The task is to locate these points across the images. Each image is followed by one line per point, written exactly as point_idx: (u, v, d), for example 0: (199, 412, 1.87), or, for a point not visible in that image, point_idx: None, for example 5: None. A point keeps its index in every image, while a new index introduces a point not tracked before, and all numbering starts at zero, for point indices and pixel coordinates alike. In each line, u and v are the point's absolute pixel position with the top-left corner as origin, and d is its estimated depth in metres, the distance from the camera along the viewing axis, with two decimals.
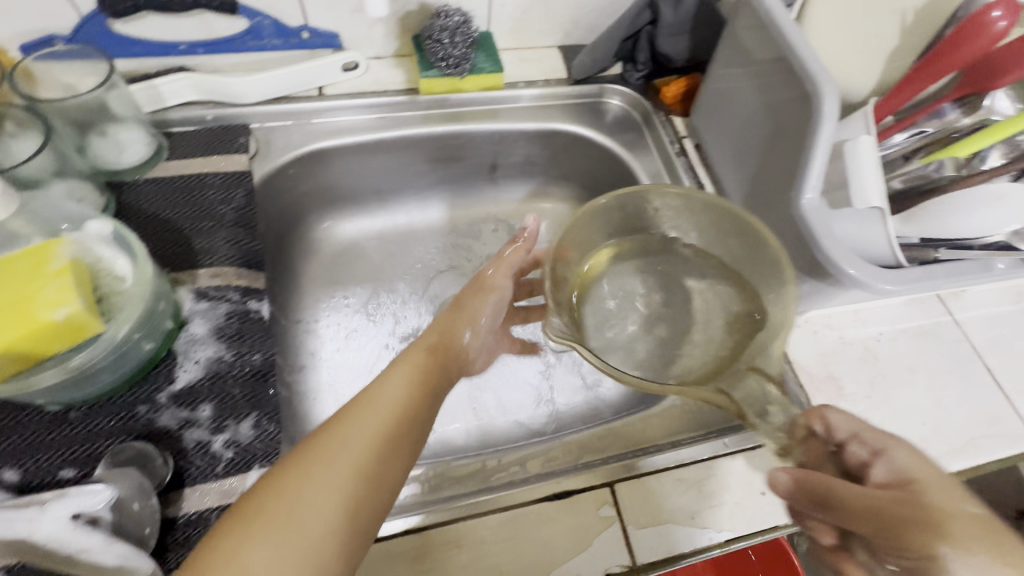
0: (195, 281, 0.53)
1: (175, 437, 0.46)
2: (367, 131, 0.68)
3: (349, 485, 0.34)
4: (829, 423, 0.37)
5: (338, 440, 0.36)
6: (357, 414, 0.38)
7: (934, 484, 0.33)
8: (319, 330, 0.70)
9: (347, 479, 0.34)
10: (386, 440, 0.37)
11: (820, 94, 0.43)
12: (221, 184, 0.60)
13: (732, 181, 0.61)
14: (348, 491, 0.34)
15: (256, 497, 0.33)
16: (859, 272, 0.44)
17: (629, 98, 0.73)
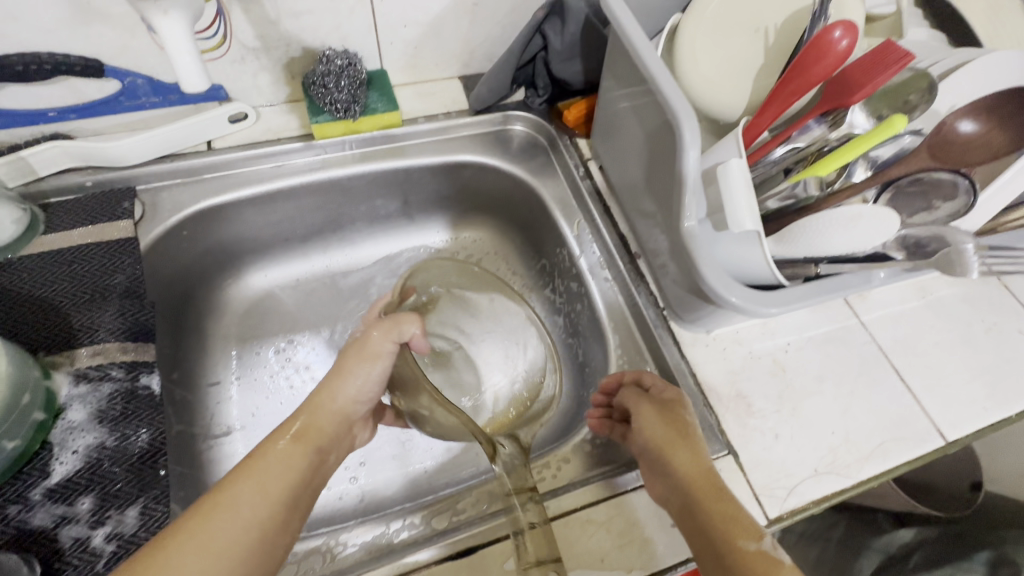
0: (74, 362, 0.51)
1: (50, 537, 0.43)
2: (263, 182, 0.66)
3: (259, 519, 0.39)
4: (646, 378, 0.53)
5: (251, 478, 0.41)
6: (269, 456, 0.43)
7: (690, 412, 0.49)
8: (231, 392, 0.67)
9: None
10: (236, 551, 0.38)
11: (682, 125, 0.43)
12: (104, 253, 0.57)
13: (634, 204, 0.61)
14: (257, 524, 0.39)
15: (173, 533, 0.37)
16: (741, 298, 0.44)
17: (532, 124, 0.73)
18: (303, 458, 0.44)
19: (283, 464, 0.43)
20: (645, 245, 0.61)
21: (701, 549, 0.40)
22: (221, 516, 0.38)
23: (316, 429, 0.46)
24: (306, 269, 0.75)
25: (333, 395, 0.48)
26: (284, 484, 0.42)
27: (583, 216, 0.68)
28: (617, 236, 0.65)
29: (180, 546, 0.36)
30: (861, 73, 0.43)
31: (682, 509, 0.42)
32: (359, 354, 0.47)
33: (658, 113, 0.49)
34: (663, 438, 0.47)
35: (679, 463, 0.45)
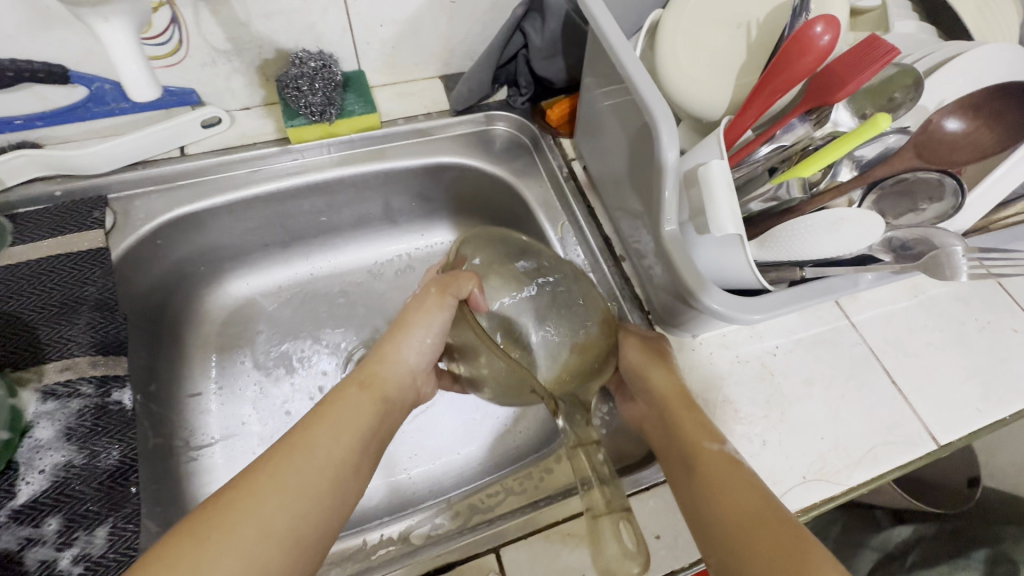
0: (42, 378, 0.50)
1: (15, 559, 0.42)
2: (239, 187, 0.64)
3: (331, 463, 0.39)
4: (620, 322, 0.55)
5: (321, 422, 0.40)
6: (339, 403, 0.42)
7: (661, 344, 0.51)
8: (211, 402, 0.66)
9: (252, 558, 0.33)
10: (312, 492, 0.37)
11: (660, 127, 0.42)
12: (74, 264, 0.55)
13: (617, 205, 0.59)
14: (330, 466, 0.39)
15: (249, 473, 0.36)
16: (724, 304, 0.43)
17: (515, 123, 0.71)
18: (374, 404, 0.44)
19: (355, 408, 0.42)
20: (629, 248, 0.59)
21: (668, 452, 0.45)
22: (299, 453, 0.38)
23: (384, 379, 0.45)
24: (289, 275, 0.74)
25: (400, 347, 0.47)
26: (356, 427, 0.41)
27: (566, 219, 0.66)
28: (602, 239, 0.63)
29: (260, 477, 0.36)
30: (845, 70, 0.41)
31: (657, 423, 0.47)
32: (422, 309, 0.46)
33: (637, 115, 0.47)
34: (638, 362, 0.50)
35: (654, 383, 0.49)
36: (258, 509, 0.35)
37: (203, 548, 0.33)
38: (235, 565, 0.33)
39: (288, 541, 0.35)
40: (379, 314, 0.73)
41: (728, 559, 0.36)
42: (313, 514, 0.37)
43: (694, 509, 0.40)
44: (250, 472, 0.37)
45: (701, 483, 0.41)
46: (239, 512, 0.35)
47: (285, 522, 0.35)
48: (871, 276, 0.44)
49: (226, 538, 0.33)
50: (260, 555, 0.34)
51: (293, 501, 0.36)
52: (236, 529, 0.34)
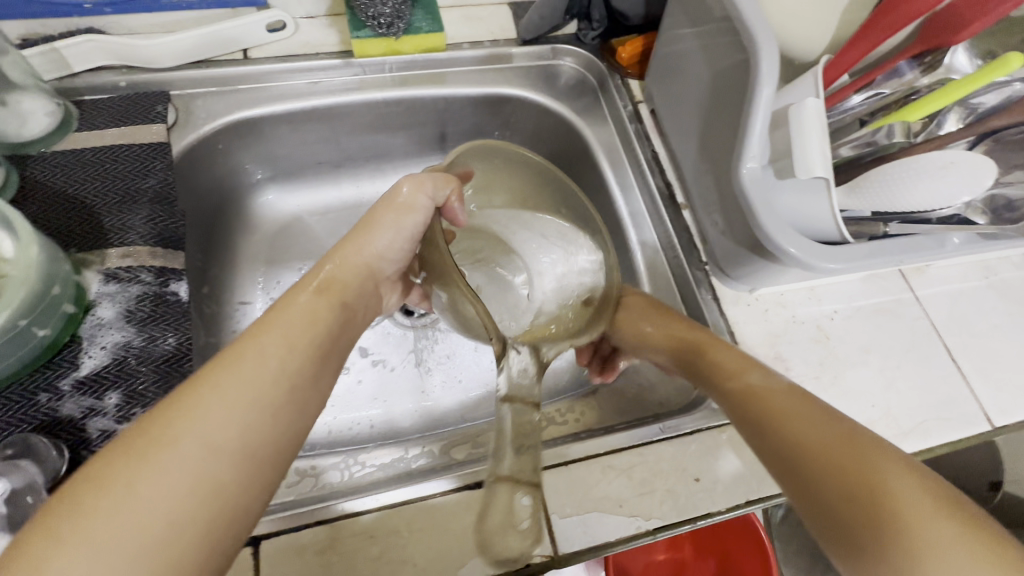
0: (104, 262, 0.50)
1: (78, 426, 0.44)
2: (299, 98, 0.63)
3: (276, 374, 0.36)
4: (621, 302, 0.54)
5: (263, 332, 0.37)
6: (284, 313, 0.39)
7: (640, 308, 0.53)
8: (254, 310, 0.66)
9: (204, 475, 0.30)
10: (258, 403, 0.34)
11: (762, 55, 0.40)
12: (136, 156, 0.56)
13: (685, 152, 0.57)
14: (276, 379, 0.36)
15: (183, 386, 0.33)
16: (800, 250, 0.41)
17: (582, 60, 0.68)
18: (327, 310, 0.41)
19: (309, 316, 0.40)
20: (693, 195, 0.57)
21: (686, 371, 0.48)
22: (246, 364, 0.35)
23: (341, 282, 0.44)
24: (335, 197, 0.73)
25: (361, 248, 0.47)
26: (307, 337, 0.39)
27: (627, 162, 0.63)
28: (664, 184, 0.60)
29: (204, 391, 0.33)
30: (972, 8, 0.39)
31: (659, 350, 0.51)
32: (393, 208, 0.47)
33: (730, 52, 0.44)
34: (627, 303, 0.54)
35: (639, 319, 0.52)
36: (205, 424, 0.32)
37: (142, 464, 0.29)
38: (182, 479, 0.30)
39: (243, 451, 0.32)
40: None
41: (773, 447, 0.38)
42: (265, 426, 0.34)
43: (728, 413, 0.43)
44: (191, 387, 0.33)
45: (729, 394, 0.43)
46: (182, 423, 0.31)
47: (232, 436, 0.32)
48: (961, 237, 0.42)
49: (168, 453, 0.30)
50: (213, 471, 0.31)
51: (247, 416, 0.33)
52: (175, 445, 0.30)
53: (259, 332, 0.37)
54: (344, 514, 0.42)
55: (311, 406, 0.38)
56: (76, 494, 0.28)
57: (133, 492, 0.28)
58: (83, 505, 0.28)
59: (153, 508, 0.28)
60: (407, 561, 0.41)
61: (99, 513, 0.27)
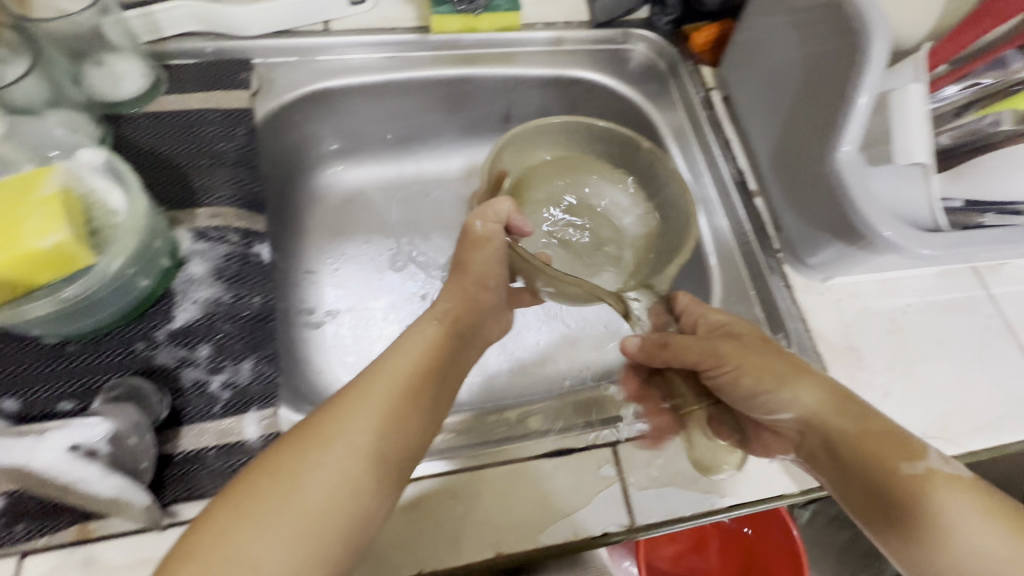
0: (194, 221, 0.52)
1: (173, 375, 0.46)
2: (375, 72, 0.64)
3: (406, 392, 0.40)
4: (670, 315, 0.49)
5: (397, 355, 0.42)
6: (415, 340, 0.44)
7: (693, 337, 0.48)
8: (318, 278, 0.67)
9: (347, 474, 0.35)
10: (390, 416, 0.39)
11: (870, 39, 0.40)
12: (222, 120, 0.57)
13: (762, 137, 0.57)
14: (406, 396, 0.40)
15: (336, 397, 0.39)
16: (895, 234, 0.41)
17: (655, 45, 0.68)
18: (445, 342, 0.45)
19: (431, 345, 0.44)
20: (768, 182, 0.57)
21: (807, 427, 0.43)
22: (385, 384, 0.40)
23: (456, 317, 0.48)
24: (397, 172, 0.74)
25: (452, 292, 0.49)
26: (428, 363, 0.43)
27: (697, 149, 0.63)
28: (736, 171, 0.60)
29: (352, 401, 0.38)
30: None
31: (755, 391, 0.45)
32: (471, 245, 0.50)
33: (830, 36, 0.44)
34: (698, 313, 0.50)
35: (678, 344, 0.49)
36: (350, 429, 0.37)
37: (305, 461, 0.35)
38: (332, 478, 0.35)
39: (377, 457, 0.37)
40: None
41: (905, 517, 0.37)
42: (396, 439, 0.38)
43: (870, 486, 0.39)
44: (342, 398, 0.39)
45: (874, 460, 0.39)
46: (333, 430, 0.37)
47: (369, 442, 0.37)
48: None
49: (322, 453, 0.36)
50: (354, 471, 0.36)
51: (381, 427, 0.38)
52: (327, 445, 0.36)
53: (394, 356, 0.42)
54: (429, 474, 0.43)
55: (433, 423, 0.41)
56: (254, 481, 0.34)
57: (297, 485, 0.34)
58: (261, 488, 0.34)
59: (311, 501, 0.34)
60: (490, 521, 0.42)
61: (274, 501, 0.33)
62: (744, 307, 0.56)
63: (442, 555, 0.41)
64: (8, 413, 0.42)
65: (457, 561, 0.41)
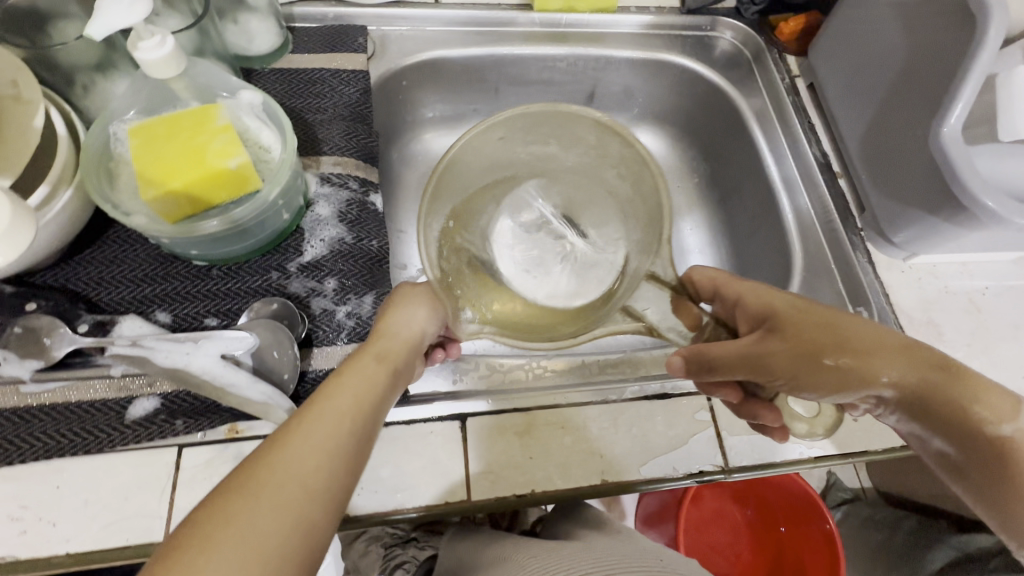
0: (319, 167, 0.56)
1: (304, 302, 0.50)
2: (476, 44, 0.68)
3: (349, 424, 0.33)
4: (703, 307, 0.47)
5: (334, 388, 0.35)
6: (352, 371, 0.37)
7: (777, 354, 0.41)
8: (408, 237, 0.72)
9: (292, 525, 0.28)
10: (336, 452, 0.31)
11: (985, 22, 0.43)
12: (341, 80, 0.62)
13: (850, 121, 0.60)
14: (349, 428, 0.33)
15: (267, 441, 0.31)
16: (998, 206, 0.44)
17: (741, 34, 0.71)
18: (387, 372, 0.39)
19: (373, 376, 0.37)
20: (853, 164, 0.60)
21: (907, 402, 0.40)
22: (325, 415, 0.33)
23: (396, 351, 0.41)
24: None
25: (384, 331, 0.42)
26: (368, 393, 0.36)
27: (780, 132, 0.66)
28: (819, 153, 0.63)
29: (290, 441, 0.31)
30: None
31: (826, 387, 0.41)
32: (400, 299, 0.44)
33: (942, 22, 0.47)
34: (733, 293, 0.46)
35: (716, 352, 0.40)
36: (291, 470, 0.29)
37: (229, 515, 0.27)
38: (280, 517, 0.28)
39: (332, 492, 0.30)
40: None
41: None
42: (343, 475, 0.31)
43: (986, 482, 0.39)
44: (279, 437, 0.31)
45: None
46: (277, 465, 0.29)
47: (313, 485, 0.29)
48: None
49: (257, 501, 0.27)
50: (300, 519, 0.28)
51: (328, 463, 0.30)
52: (260, 492, 0.28)
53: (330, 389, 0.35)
54: (538, 406, 0.47)
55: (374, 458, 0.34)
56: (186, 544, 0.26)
57: (232, 532, 0.26)
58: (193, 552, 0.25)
59: (253, 550, 0.26)
60: (594, 453, 0.45)
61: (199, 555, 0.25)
62: (824, 280, 0.59)
63: (553, 478, 0.44)
64: (161, 324, 0.46)
65: (566, 484, 0.44)
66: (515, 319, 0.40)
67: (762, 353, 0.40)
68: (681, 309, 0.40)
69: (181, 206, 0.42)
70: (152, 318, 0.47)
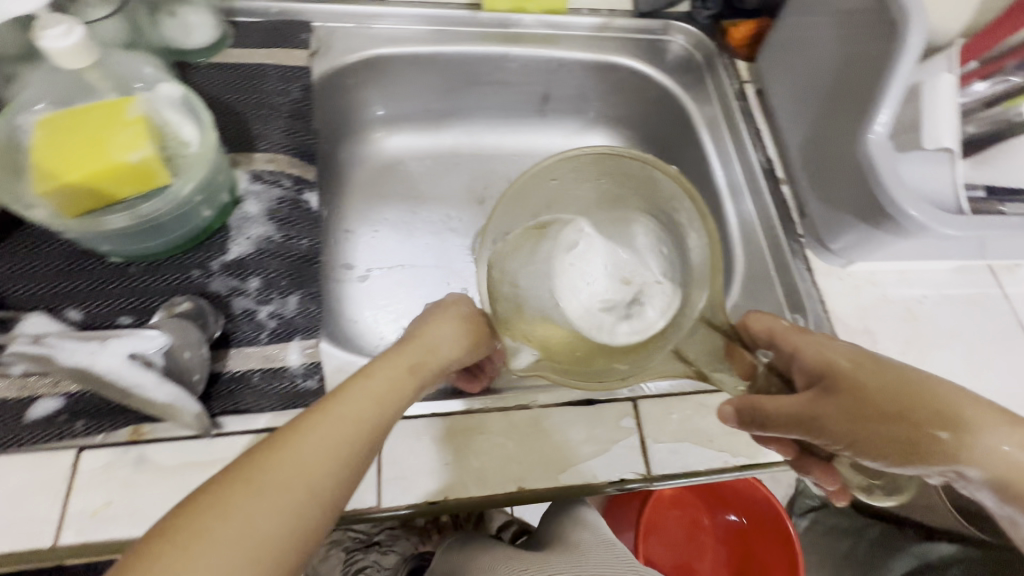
0: (251, 164, 0.55)
1: (224, 302, 0.49)
2: (425, 42, 0.67)
3: (349, 436, 0.34)
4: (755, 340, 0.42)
5: (347, 394, 0.36)
6: (373, 376, 0.37)
7: (832, 416, 0.37)
8: (357, 237, 0.71)
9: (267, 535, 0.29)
10: (329, 461, 0.32)
11: (906, 29, 0.44)
12: (282, 76, 0.61)
13: (793, 127, 0.59)
14: (348, 440, 0.34)
15: (273, 441, 0.32)
16: (922, 214, 0.43)
17: (693, 38, 0.70)
18: (404, 383, 0.39)
19: (388, 387, 0.38)
20: (795, 171, 0.59)
21: (998, 480, 0.34)
22: (328, 422, 0.34)
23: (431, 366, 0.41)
24: (436, 143, 0.77)
25: (413, 343, 0.42)
26: (377, 406, 0.36)
27: (729, 138, 0.66)
28: (765, 159, 0.63)
29: (292, 448, 0.32)
30: None
31: (886, 453, 0.37)
32: (442, 322, 0.44)
33: (873, 30, 0.47)
34: (791, 343, 0.41)
35: (768, 408, 0.38)
36: (282, 477, 0.30)
37: (217, 514, 0.28)
38: (284, 521, 0.30)
39: (333, 500, 0.32)
40: None
41: None
42: (330, 490, 0.32)
43: None
44: (284, 441, 0.32)
45: None
46: (287, 463, 0.31)
47: (299, 496, 0.30)
48: None
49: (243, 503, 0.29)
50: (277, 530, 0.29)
51: (321, 474, 0.32)
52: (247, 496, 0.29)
53: (343, 395, 0.36)
54: (459, 411, 0.45)
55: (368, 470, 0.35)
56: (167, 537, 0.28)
57: (232, 524, 0.28)
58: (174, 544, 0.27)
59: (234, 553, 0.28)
60: (513, 459, 0.45)
61: (202, 542, 0.27)
62: (765, 287, 0.58)
63: (467, 484, 0.43)
64: (71, 321, 0.45)
65: (481, 490, 0.43)
66: (574, 355, 0.36)
67: (818, 416, 0.37)
68: (734, 358, 0.38)
69: (81, 200, 0.41)
70: (61, 316, 0.45)
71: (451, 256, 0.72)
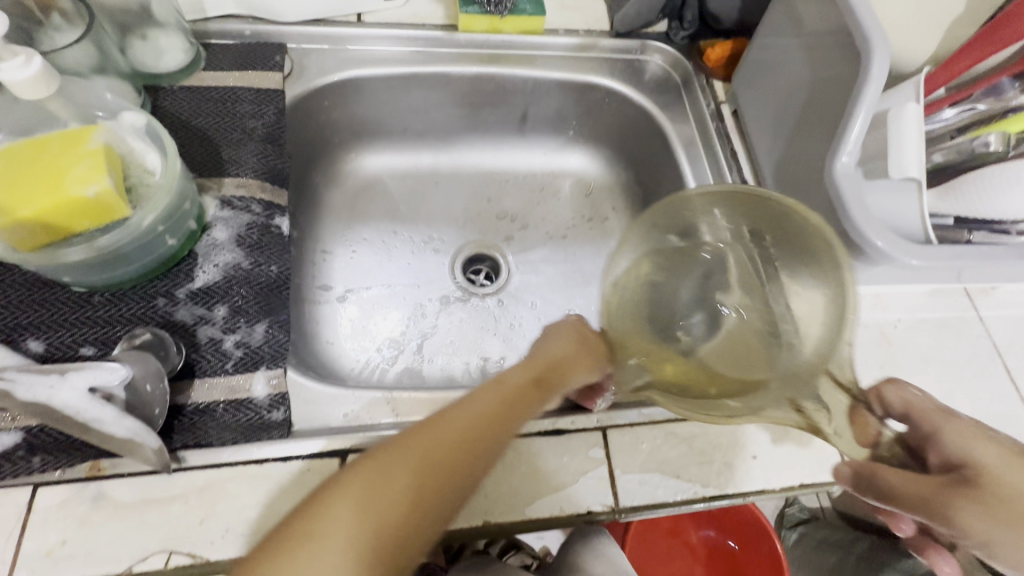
0: (220, 190, 0.55)
1: (189, 331, 0.48)
2: (401, 63, 0.67)
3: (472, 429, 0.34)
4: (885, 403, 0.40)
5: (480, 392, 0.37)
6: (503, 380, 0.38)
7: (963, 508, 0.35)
8: (334, 258, 0.70)
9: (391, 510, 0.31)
10: (453, 450, 0.33)
11: (870, 56, 0.44)
12: (254, 99, 0.60)
13: (767, 150, 0.59)
14: (471, 432, 0.34)
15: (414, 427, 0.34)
16: (887, 244, 0.43)
17: (670, 58, 0.70)
18: (528, 390, 0.38)
19: (514, 390, 0.37)
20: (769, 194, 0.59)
21: None
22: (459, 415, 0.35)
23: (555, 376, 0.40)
24: (415, 163, 0.76)
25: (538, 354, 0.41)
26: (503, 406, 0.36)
27: (705, 158, 0.65)
28: (740, 181, 0.62)
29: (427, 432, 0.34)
30: None
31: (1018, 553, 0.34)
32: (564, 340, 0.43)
33: (840, 58, 0.48)
34: (932, 424, 0.38)
35: (891, 481, 0.36)
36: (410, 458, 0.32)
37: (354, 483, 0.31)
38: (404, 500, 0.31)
39: (449, 490, 0.32)
40: (498, 216, 0.76)
41: None
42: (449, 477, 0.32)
43: None
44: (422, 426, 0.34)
45: None
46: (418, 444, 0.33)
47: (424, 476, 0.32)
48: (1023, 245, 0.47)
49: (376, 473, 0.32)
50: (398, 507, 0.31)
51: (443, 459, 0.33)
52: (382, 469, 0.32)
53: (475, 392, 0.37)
54: None
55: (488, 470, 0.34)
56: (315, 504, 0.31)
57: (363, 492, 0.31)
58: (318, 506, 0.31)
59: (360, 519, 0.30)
60: (479, 492, 0.44)
61: (336, 510, 0.30)
62: None
63: None
64: (33, 353, 0.45)
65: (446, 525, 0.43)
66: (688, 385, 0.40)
67: (943, 502, 0.35)
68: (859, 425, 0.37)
69: (37, 232, 0.40)
70: (22, 347, 0.45)
71: (429, 276, 0.71)
